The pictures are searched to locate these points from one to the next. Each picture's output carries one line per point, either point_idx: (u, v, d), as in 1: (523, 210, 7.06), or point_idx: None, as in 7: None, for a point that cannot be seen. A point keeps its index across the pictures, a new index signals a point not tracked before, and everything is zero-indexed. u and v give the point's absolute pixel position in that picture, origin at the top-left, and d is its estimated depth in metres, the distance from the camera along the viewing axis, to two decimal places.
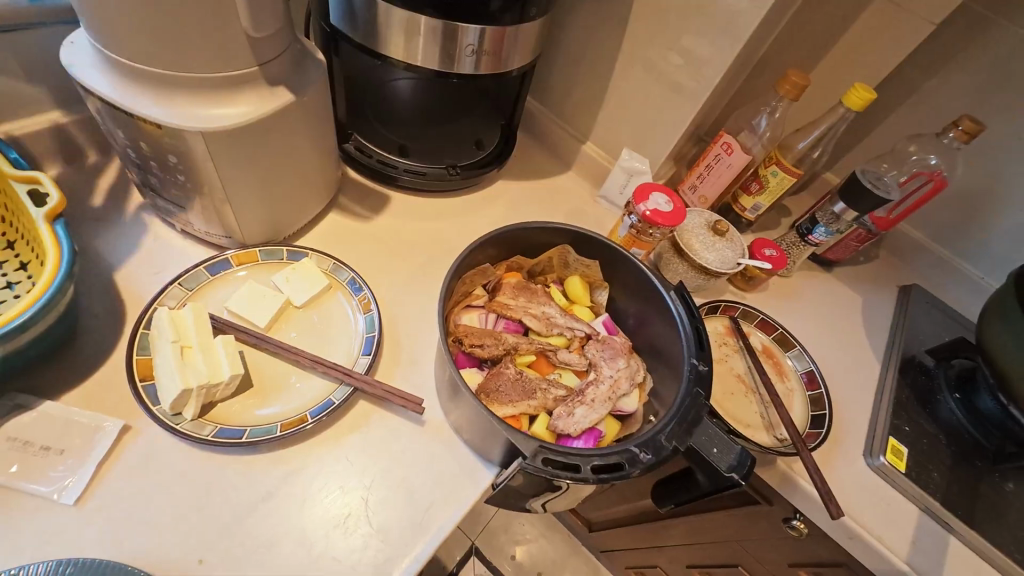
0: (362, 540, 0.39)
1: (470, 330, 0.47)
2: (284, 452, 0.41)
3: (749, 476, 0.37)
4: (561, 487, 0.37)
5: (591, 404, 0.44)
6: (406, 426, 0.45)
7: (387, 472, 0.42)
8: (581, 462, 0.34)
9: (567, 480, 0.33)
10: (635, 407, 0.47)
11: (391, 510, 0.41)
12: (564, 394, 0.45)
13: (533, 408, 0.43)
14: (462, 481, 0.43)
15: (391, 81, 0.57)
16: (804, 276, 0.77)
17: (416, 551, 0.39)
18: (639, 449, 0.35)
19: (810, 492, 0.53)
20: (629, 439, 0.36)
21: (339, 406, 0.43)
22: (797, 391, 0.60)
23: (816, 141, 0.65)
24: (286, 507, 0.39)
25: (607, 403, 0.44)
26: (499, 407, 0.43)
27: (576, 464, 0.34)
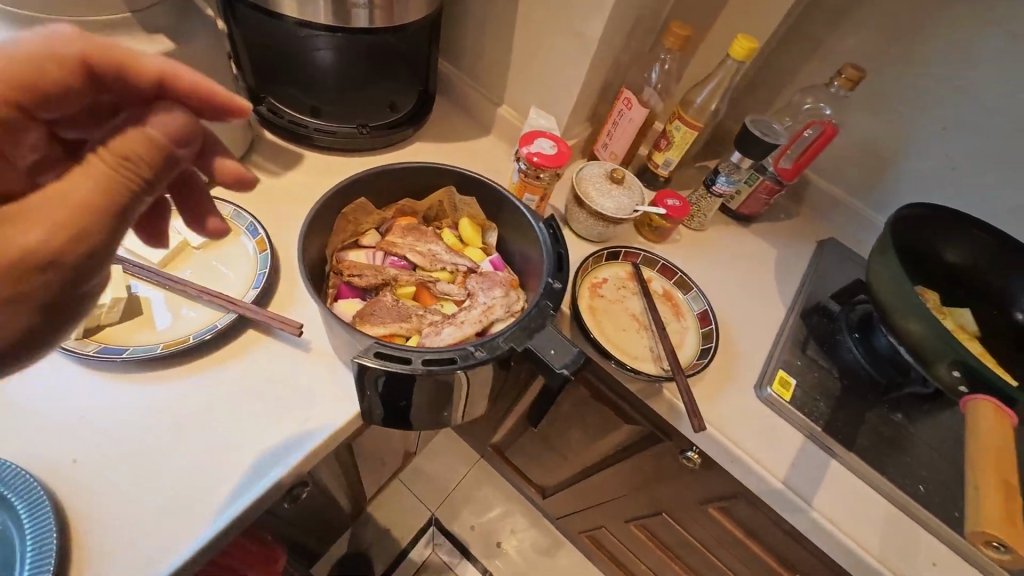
0: (233, 447, 0.43)
1: (353, 264, 0.50)
2: (168, 372, 0.45)
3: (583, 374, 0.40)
4: (412, 390, 0.41)
5: (460, 324, 0.47)
6: (289, 352, 0.48)
7: (265, 392, 0.46)
8: (413, 356, 0.39)
9: (395, 369, 0.38)
10: None
11: (264, 423, 0.45)
12: (438, 318, 0.48)
13: (405, 330, 0.47)
14: (332, 406, 0.46)
15: (311, 48, 0.61)
16: (719, 230, 0.80)
17: (278, 462, 0.43)
18: (474, 348, 0.39)
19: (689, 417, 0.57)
20: (468, 341, 0.40)
21: (222, 331, 0.46)
22: (691, 329, 0.62)
23: (712, 94, 0.69)
24: (163, 418, 0.43)
25: (476, 324, 0.47)
26: (370, 326, 0.46)
27: (407, 357, 0.39)
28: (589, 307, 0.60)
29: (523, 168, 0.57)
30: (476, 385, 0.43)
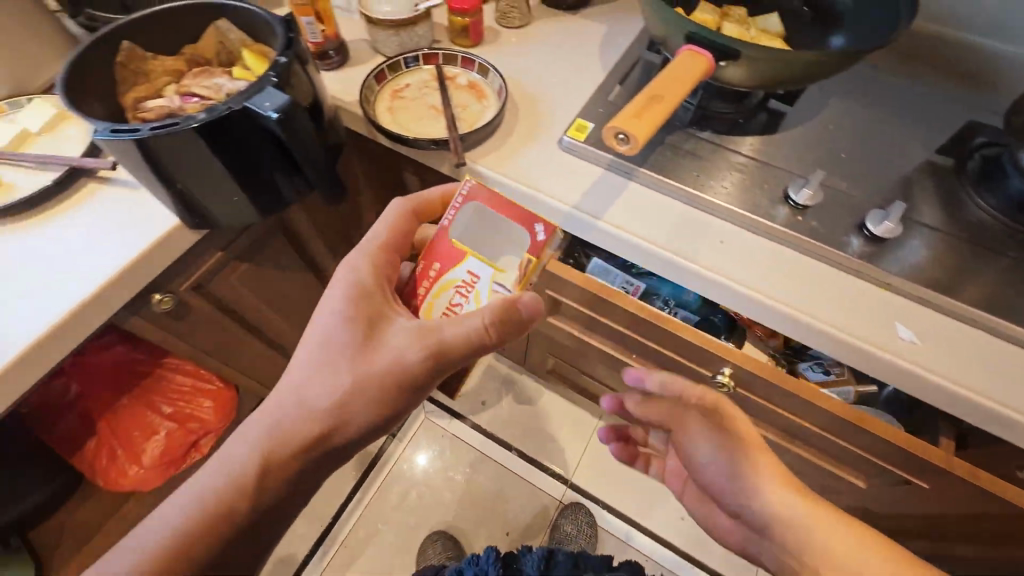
0: (78, 263, 0.55)
1: (150, 109, 0.58)
2: (23, 221, 0.57)
3: (295, 116, 0.52)
4: (162, 165, 0.52)
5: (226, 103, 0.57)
6: (120, 191, 0.60)
7: (99, 223, 0.57)
8: (139, 126, 0.49)
9: (126, 135, 0.49)
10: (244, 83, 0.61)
11: (99, 245, 0.56)
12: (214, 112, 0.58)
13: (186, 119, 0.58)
14: (150, 223, 0.57)
15: None
16: (543, 23, 0.80)
17: (109, 268, 0.54)
18: (199, 114, 0.50)
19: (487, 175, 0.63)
20: (198, 112, 0.51)
21: (58, 184, 0.58)
22: (491, 105, 0.67)
23: None
24: (20, 251, 0.55)
25: None
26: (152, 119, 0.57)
27: (134, 127, 0.49)
28: (388, 108, 0.67)
29: None
30: (224, 154, 0.53)
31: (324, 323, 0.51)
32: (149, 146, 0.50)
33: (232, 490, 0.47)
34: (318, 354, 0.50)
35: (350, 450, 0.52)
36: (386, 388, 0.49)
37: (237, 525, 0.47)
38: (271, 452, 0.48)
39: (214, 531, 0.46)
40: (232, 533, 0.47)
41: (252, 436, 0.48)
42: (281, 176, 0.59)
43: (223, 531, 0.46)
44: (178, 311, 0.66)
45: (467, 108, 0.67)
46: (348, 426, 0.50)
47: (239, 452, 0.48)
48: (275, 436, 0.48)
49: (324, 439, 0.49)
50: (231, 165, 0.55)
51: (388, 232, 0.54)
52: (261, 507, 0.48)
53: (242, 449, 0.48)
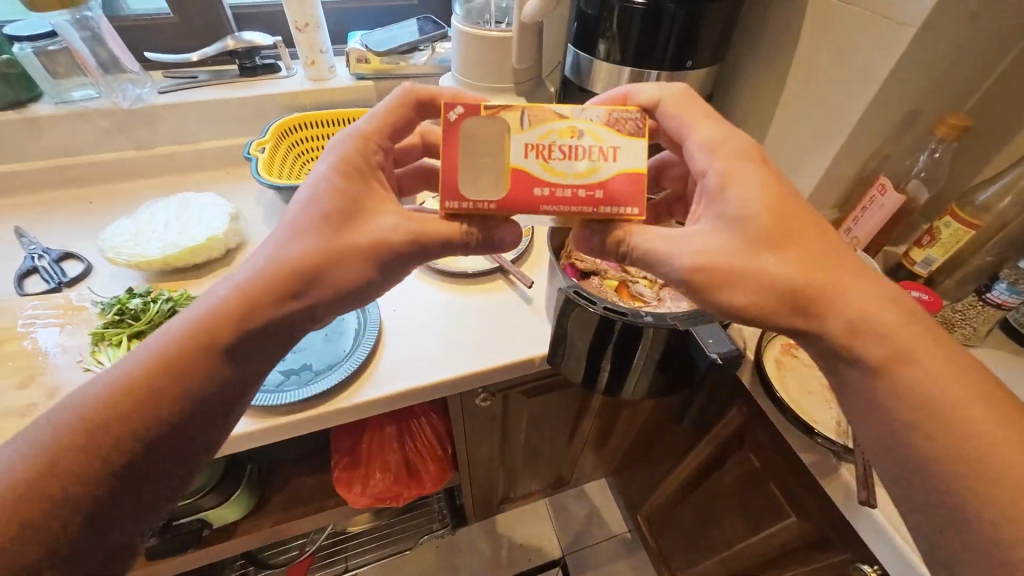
0: (466, 343, 0.64)
1: (581, 255, 0.66)
2: (448, 285, 0.71)
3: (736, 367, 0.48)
4: (588, 331, 0.56)
5: (658, 302, 0.62)
6: (519, 299, 0.69)
7: (494, 319, 0.66)
8: (597, 300, 0.54)
9: (584, 304, 0.54)
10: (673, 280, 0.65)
11: (486, 337, 0.64)
12: (641, 298, 0.63)
13: (614, 285, 0.65)
14: (521, 344, 0.63)
15: None
16: (993, 352, 0.66)
17: (478, 363, 0.61)
18: (647, 314, 0.52)
19: (879, 519, 0.51)
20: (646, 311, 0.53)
21: (486, 272, 0.71)
22: None
23: (1002, 190, 0.61)
24: (436, 310, 0.67)
25: (678, 301, 0.61)
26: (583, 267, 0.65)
27: (594, 300, 0.54)
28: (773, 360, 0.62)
29: None
30: (626, 340, 0.55)
31: (307, 221, 0.41)
32: (573, 306, 0.55)
33: (138, 380, 0.34)
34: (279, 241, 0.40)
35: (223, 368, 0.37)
36: (365, 262, 0.41)
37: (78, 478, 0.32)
38: (175, 353, 0.36)
39: (117, 432, 0.33)
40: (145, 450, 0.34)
41: (132, 357, 0.36)
42: (657, 374, 0.59)
43: (137, 449, 0.34)
44: (480, 406, 0.73)
45: None
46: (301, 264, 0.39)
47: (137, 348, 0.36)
48: (170, 350, 0.36)
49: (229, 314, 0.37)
50: (620, 348, 0.56)
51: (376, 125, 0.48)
52: (186, 419, 0.36)
53: (143, 347, 0.36)
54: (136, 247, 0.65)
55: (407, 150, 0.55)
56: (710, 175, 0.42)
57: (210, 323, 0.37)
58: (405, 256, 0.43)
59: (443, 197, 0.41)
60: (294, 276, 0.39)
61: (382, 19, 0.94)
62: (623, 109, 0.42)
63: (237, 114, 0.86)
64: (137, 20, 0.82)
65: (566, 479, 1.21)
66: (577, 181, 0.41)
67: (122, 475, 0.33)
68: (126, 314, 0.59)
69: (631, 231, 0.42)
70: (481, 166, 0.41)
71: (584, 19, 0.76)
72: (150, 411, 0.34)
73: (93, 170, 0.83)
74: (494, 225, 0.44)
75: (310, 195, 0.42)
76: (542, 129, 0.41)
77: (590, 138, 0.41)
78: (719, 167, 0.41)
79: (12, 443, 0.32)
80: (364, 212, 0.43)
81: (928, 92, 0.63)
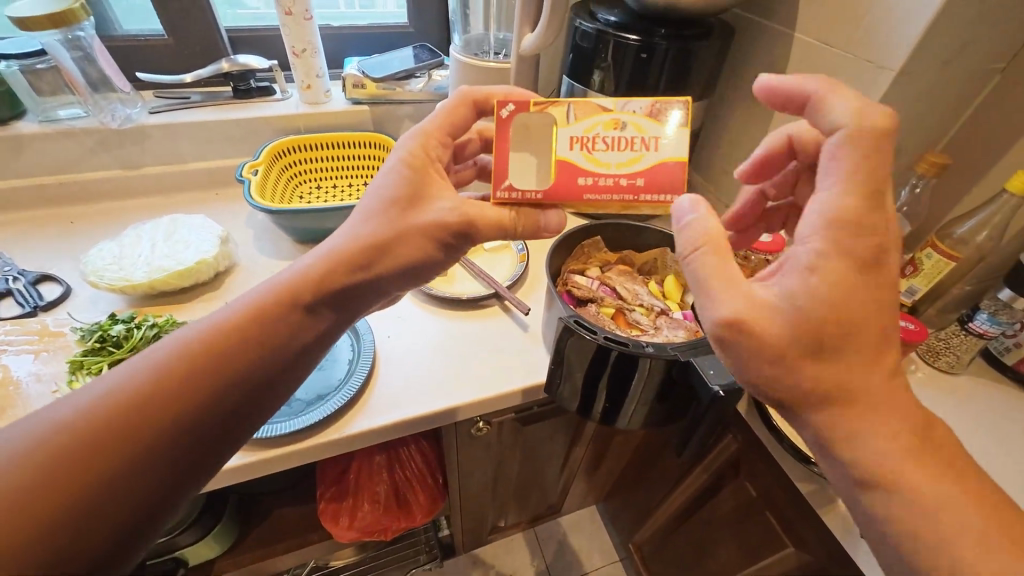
0: (463, 370, 0.63)
1: (578, 283, 0.67)
2: (443, 310, 0.70)
3: (736, 399, 0.48)
4: (587, 361, 0.56)
5: (654, 331, 0.62)
6: (515, 326, 0.69)
7: (491, 346, 0.66)
8: (597, 330, 0.54)
9: (584, 333, 0.54)
10: (668, 308, 0.66)
11: (483, 365, 0.63)
12: (636, 327, 0.64)
13: (611, 312, 0.65)
14: (518, 372, 0.63)
15: None
16: (976, 381, 0.68)
17: (474, 392, 0.60)
18: (646, 344, 0.52)
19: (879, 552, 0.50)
20: (645, 341, 0.53)
21: (482, 298, 0.71)
22: None
23: (979, 224, 0.64)
24: (431, 336, 0.66)
25: (673, 330, 0.62)
26: (579, 295, 0.66)
27: (594, 329, 0.54)
28: None
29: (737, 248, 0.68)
30: (623, 371, 0.55)
31: (373, 209, 0.43)
32: (570, 336, 0.55)
33: (215, 336, 0.36)
34: (353, 220, 0.43)
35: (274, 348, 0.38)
36: (424, 240, 0.43)
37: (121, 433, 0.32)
38: (254, 312, 0.38)
39: (194, 384, 0.34)
40: (215, 406, 0.35)
41: (212, 317, 0.38)
42: (655, 404, 0.59)
43: (203, 406, 0.35)
44: (474, 434, 0.71)
45: None
46: (369, 239, 0.42)
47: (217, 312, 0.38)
48: (250, 312, 0.38)
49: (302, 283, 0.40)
50: (616, 377, 0.56)
51: (442, 121, 0.49)
52: (252, 376, 0.37)
53: (223, 311, 0.38)
54: (120, 270, 0.63)
55: (463, 144, 0.56)
56: (804, 250, 0.34)
57: (286, 289, 0.40)
58: (461, 234, 0.45)
59: (494, 187, 0.46)
60: (361, 247, 0.42)
61: (379, 45, 0.95)
62: (664, 101, 0.45)
63: (229, 136, 0.85)
64: (130, 40, 0.82)
65: (557, 506, 1.18)
66: (619, 170, 0.44)
67: (189, 429, 0.34)
68: (107, 340, 0.56)
69: (700, 250, 0.37)
70: (530, 162, 0.46)
71: (579, 51, 0.78)
72: (202, 379, 0.35)
73: (76, 190, 0.81)
74: (540, 211, 0.47)
75: (379, 178, 0.45)
76: (587, 122, 0.45)
77: (632, 130, 0.44)
78: (821, 247, 0.34)
79: (83, 392, 0.33)
80: (427, 192, 0.45)
81: (907, 130, 0.66)
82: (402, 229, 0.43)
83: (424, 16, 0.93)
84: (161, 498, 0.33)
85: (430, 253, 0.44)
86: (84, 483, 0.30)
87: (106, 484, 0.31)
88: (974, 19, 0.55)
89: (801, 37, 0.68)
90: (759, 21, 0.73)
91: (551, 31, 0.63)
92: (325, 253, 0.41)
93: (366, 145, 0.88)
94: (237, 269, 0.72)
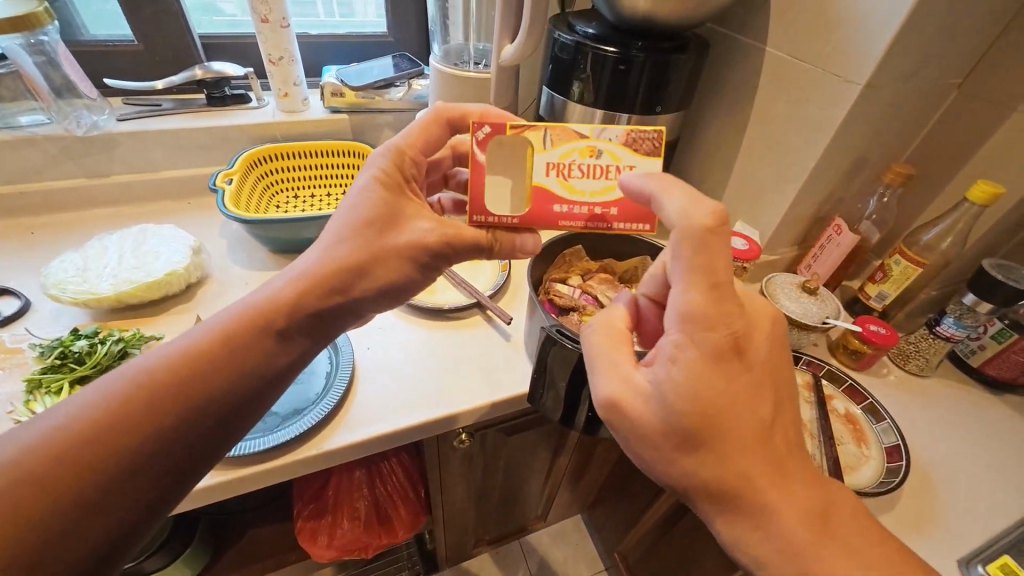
0: (446, 381, 0.62)
1: (560, 291, 0.67)
2: (425, 320, 0.69)
3: None
4: (570, 370, 0.56)
5: None
6: (497, 335, 0.68)
7: (473, 357, 0.65)
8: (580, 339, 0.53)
9: (567, 343, 0.53)
10: None
11: (466, 375, 0.63)
12: None
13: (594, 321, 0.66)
14: (499, 382, 0.62)
15: None
16: (945, 384, 0.70)
17: (456, 404, 0.59)
18: None
19: None
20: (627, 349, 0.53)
21: (464, 308, 0.70)
22: (874, 459, 0.57)
23: (943, 232, 0.66)
24: (414, 347, 0.65)
25: None
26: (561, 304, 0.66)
27: (577, 338, 0.53)
28: None
29: None
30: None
31: (350, 227, 0.43)
32: (553, 345, 0.55)
33: (181, 362, 0.35)
34: (327, 242, 0.43)
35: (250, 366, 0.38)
36: (402, 262, 0.44)
37: (89, 456, 0.30)
38: (228, 334, 0.37)
39: (170, 404, 0.34)
40: (179, 436, 0.34)
41: (178, 342, 0.37)
42: None
43: (177, 425, 0.34)
44: (455, 447, 0.70)
45: (841, 445, 0.58)
46: (345, 261, 0.42)
47: (183, 336, 0.37)
48: (219, 336, 0.37)
49: (274, 307, 0.39)
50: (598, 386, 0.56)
51: (415, 139, 0.48)
52: (226, 398, 0.36)
53: (190, 335, 0.37)
54: (84, 282, 0.60)
55: (437, 160, 0.56)
56: (668, 340, 0.36)
57: (257, 313, 0.39)
58: (438, 256, 0.45)
59: (470, 211, 0.46)
60: (337, 270, 0.41)
61: (359, 54, 0.95)
62: (641, 129, 0.44)
63: (202, 144, 0.83)
64: (99, 46, 0.79)
65: (541, 517, 1.17)
66: (594, 200, 0.45)
67: (149, 461, 0.32)
68: (68, 357, 0.53)
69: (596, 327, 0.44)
70: (506, 186, 0.46)
71: (558, 62, 0.78)
72: (176, 398, 0.34)
73: (38, 199, 0.77)
74: (516, 234, 0.48)
75: (352, 198, 0.45)
76: (563, 149, 0.44)
77: (608, 158, 0.44)
78: (678, 339, 0.35)
79: (49, 414, 0.32)
80: (403, 214, 0.45)
81: (874, 141, 0.68)
82: (381, 247, 0.43)
83: (403, 26, 0.93)
84: (117, 536, 0.31)
85: (406, 276, 0.45)
86: (30, 521, 0.28)
87: (62, 515, 0.29)
88: (933, 35, 0.58)
89: (772, 51, 0.70)
90: (732, 35, 0.76)
91: (530, 42, 0.64)
92: (301, 276, 0.41)
93: (346, 154, 0.87)
94: (209, 281, 0.70)
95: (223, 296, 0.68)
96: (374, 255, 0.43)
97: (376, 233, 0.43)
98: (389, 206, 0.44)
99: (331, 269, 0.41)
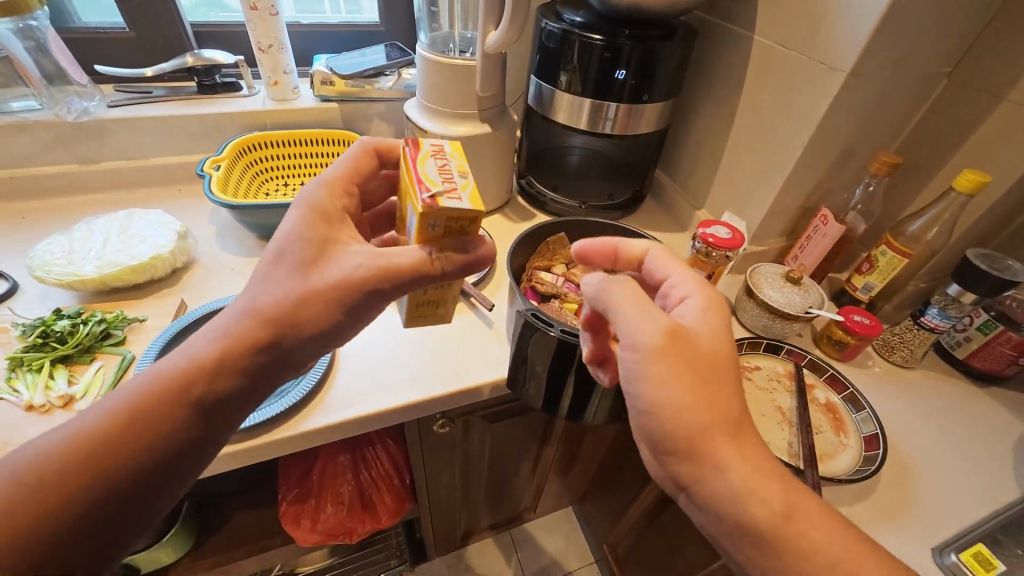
0: (425, 366, 0.62)
1: (542, 279, 0.67)
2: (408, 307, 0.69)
3: None
4: (546, 355, 0.55)
5: None
6: (479, 322, 0.68)
7: (454, 342, 0.65)
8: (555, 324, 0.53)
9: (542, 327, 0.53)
10: None
11: (446, 361, 0.63)
12: None
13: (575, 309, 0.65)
14: (479, 368, 0.62)
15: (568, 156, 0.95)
16: (930, 376, 0.69)
17: (434, 388, 0.59)
18: None
19: None
20: None
21: None
22: (852, 448, 0.56)
23: (929, 223, 0.66)
24: (395, 332, 0.65)
25: None
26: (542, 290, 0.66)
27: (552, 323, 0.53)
28: None
29: (697, 245, 0.69)
30: (589, 363, 0.54)
31: (275, 275, 0.41)
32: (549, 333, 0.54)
33: (97, 436, 0.35)
34: (250, 291, 0.41)
35: (173, 430, 0.37)
36: (328, 301, 0.40)
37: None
38: (147, 397, 0.37)
39: (86, 478, 0.34)
40: (93, 512, 0.35)
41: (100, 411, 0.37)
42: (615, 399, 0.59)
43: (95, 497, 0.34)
44: (437, 433, 0.71)
45: (819, 433, 0.57)
46: (269, 308, 0.40)
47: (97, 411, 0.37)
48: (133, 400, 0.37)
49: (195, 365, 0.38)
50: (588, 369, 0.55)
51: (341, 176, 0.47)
52: (148, 464, 0.36)
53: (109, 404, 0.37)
54: (69, 265, 0.61)
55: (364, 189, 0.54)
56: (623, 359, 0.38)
57: (176, 374, 0.38)
58: (375, 295, 0.41)
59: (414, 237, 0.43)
60: (260, 319, 0.40)
61: (350, 44, 0.95)
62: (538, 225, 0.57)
63: (192, 131, 0.84)
64: (89, 33, 0.80)
65: (531, 508, 1.17)
66: None
67: (58, 536, 0.33)
68: (50, 336, 0.54)
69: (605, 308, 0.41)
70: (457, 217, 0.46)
71: (546, 51, 0.78)
72: (91, 471, 0.35)
73: (29, 184, 0.78)
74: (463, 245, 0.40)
75: (277, 242, 0.43)
76: None
77: None
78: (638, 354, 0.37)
79: None
80: (334, 250, 0.42)
81: (861, 130, 0.68)
82: (308, 291, 0.40)
83: (394, 15, 0.93)
84: None
85: (342, 313, 0.41)
86: None
87: None
88: (919, 23, 0.57)
89: (760, 40, 0.70)
90: (721, 24, 0.75)
91: (514, 29, 0.64)
92: (225, 326, 0.40)
93: (335, 142, 0.87)
94: (195, 266, 0.71)
95: (209, 281, 0.69)
96: (299, 300, 0.40)
97: (301, 275, 0.41)
98: (316, 247, 0.42)
99: (254, 321, 0.39)
